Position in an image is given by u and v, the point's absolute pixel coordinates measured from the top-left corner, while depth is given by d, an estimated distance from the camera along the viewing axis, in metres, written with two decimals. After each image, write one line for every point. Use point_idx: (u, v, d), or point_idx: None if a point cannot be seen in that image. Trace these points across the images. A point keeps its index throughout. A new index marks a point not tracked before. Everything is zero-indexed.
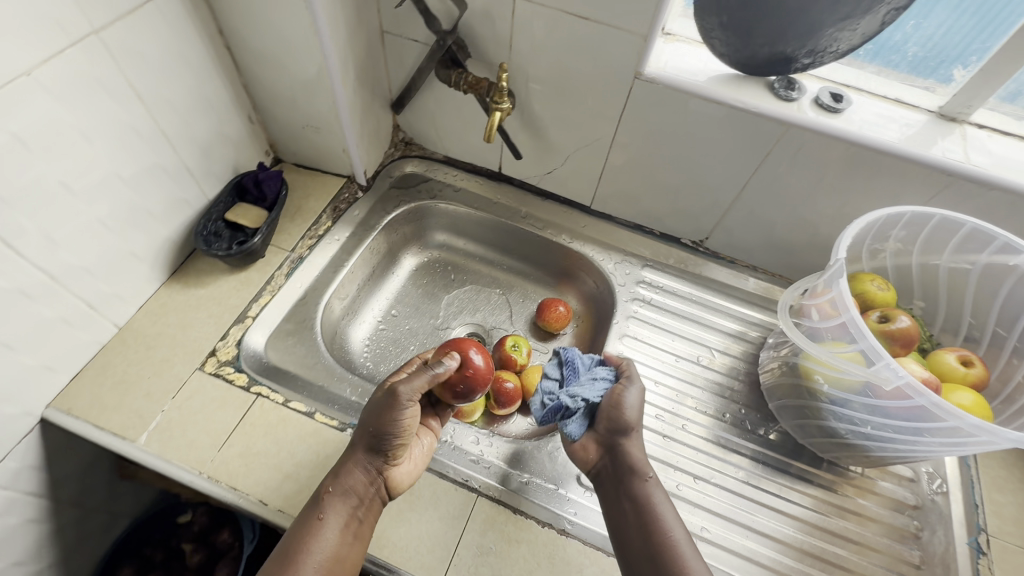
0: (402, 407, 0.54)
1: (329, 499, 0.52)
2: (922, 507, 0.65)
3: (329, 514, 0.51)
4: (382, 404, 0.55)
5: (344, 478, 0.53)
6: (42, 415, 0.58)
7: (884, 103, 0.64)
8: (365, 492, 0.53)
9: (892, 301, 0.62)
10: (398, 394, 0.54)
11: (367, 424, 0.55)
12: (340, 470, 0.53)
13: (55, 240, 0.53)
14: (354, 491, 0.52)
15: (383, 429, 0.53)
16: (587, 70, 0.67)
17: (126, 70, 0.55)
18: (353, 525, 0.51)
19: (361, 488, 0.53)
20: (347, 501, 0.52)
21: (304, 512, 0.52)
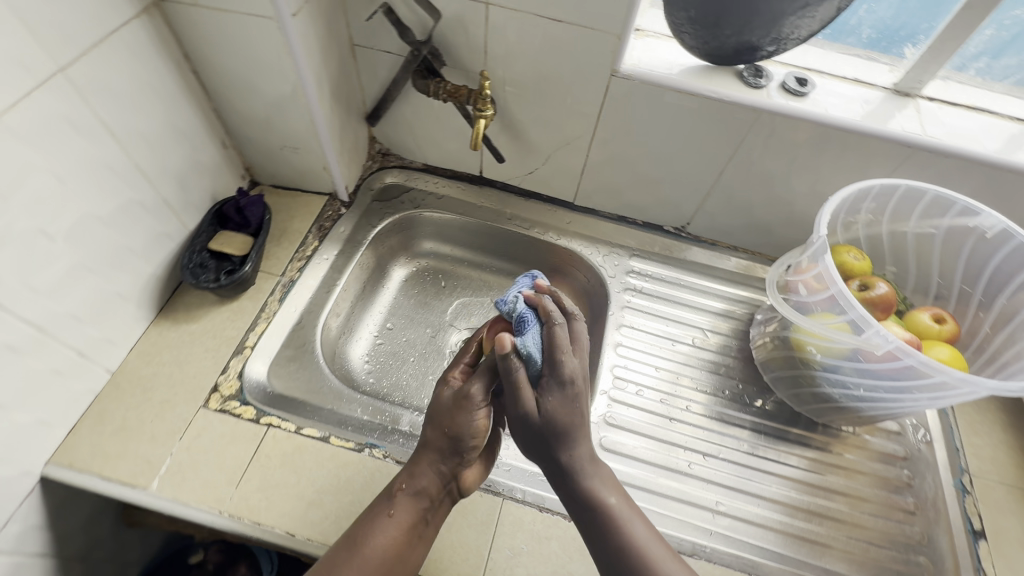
0: (473, 410, 0.53)
1: (400, 497, 0.53)
2: (910, 458, 0.70)
3: (398, 512, 0.52)
4: (451, 405, 0.55)
5: (415, 478, 0.53)
6: (42, 473, 0.55)
7: (844, 83, 0.68)
8: (436, 495, 0.54)
9: (867, 269, 0.66)
10: (471, 396, 0.53)
11: (440, 423, 0.55)
12: (411, 467, 0.54)
13: (39, 290, 0.51)
14: (425, 493, 0.53)
15: (457, 434, 0.53)
16: (564, 71, 0.68)
17: (95, 106, 0.52)
18: (418, 527, 0.52)
19: (433, 489, 0.53)
20: (417, 502, 0.53)
21: (372, 507, 0.53)
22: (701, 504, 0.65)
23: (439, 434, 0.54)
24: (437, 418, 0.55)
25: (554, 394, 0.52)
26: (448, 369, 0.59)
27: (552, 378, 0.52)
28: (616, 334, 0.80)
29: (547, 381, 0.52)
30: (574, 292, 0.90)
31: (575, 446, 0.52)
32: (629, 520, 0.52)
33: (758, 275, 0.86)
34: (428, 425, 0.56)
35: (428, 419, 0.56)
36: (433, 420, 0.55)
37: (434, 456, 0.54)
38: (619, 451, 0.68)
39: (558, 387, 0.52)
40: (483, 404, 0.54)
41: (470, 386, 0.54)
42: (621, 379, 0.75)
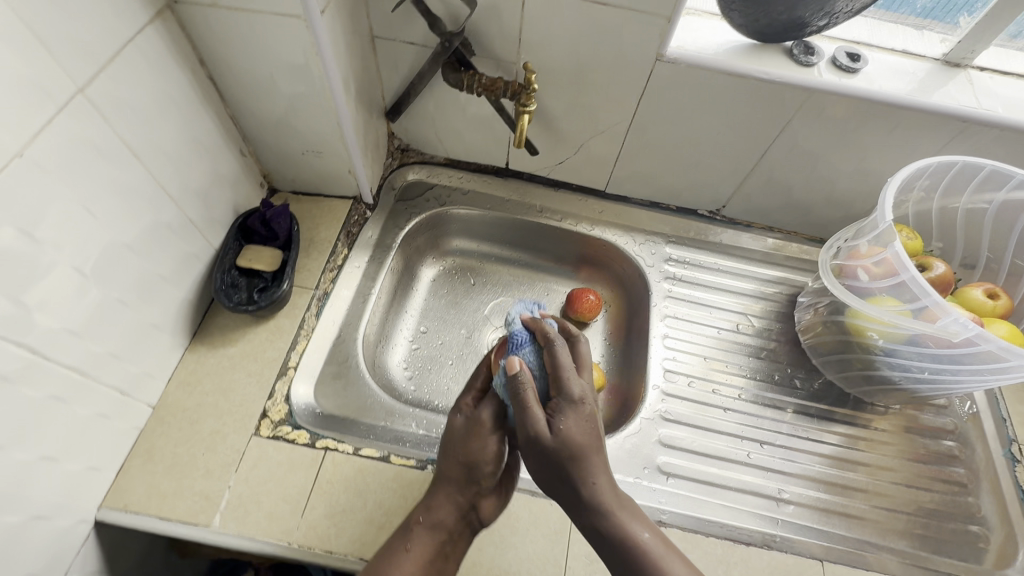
0: (485, 436, 0.55)
1: (418, 530, 0.52)
2: (959, 430, 0.71)
3: (416, 545, 0.51)
4: (465, 432, 0.56)
5: (433, 510, 0.53)
6: (96, 518, 0.53)
7: (894, 56, 0.66)
8: (454, 527, 0.53)
9: (920, 248, 0.65)
10: (483, 422, 0.56)
11: (454, 452, 0.55)
12: (428, 499, 0.54)
13: (78, 332, 0.47)
14: (443, 525, 0.52)
15: (472, 459, 0.54)
16: (604, 56, 0.64)
17: (117, 126, 0.48)
18: (438, 560, 0.51)
19: (450, 521, 0.53)
20: (435, 534, 0.52)
21: (389, 543, 0.52)
22: (763, 492, 0.65)
23: (454, 463, 0.55)
24: (451, 447, 0.56)
25: (569, 413, 0.50)
26: (460, 395, 0.60)
27: (562, 400, 0.51)
28: (660, 326, 0.78)
29: (560, 404, 0.51)
30: (608, 282, 0.88)
31: (594, 472, 0.49)
32: (659, 555, 0.47)
33: (795, 255, 0.84)
34: (443, 454, 0.56)
35: (444, 450, 0.57)
36: (447, 449, 0.56)
37: (449, 486, 0.54)
38: (677, 446, 0.68)
39: (570, 404, 0.51)
40: (495, 429, 0.56)
41: (482, 411, 0.56)
42: (670, 371, 0.74)
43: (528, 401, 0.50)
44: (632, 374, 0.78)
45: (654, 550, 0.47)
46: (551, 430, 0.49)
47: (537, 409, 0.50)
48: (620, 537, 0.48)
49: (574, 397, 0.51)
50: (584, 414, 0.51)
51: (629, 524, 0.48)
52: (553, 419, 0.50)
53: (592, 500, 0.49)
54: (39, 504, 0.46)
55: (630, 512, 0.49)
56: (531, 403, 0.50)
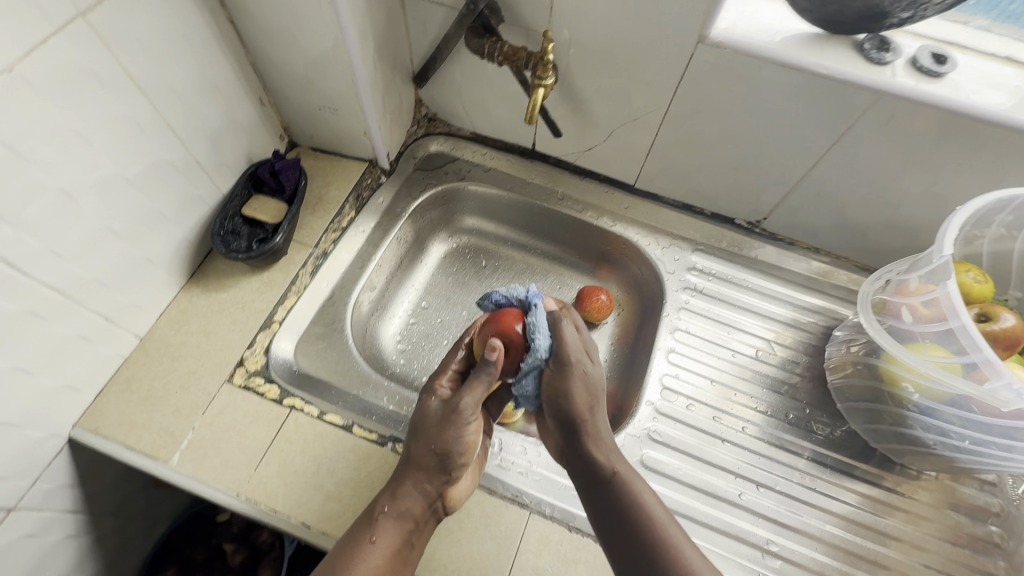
0: (463, 425, 0.50)
1: (382, 521, 0.48)
2: (1005, 514, 0.61)
3: (381, 537, 0.47)
4: (439, 419, 0.51)
5: (402, 500, 0.49)
6: (70, 435, 0.55)
7: (993, 62, 0.55)
8: (422, 516, 0.49)
9: (989, 294, 0.55)
10: (461, 410, 0.50)
11: (425, 440, 0.50)
12: (395, 487, 0.50)
13: (63, 254, 0.48)
14: (411, 514, 0.49)
15: (448, 448, 0.49)
16: (641, 33, 0.58)
17: (121, 56, 0.48)
18: (403, 551, 0.48)
19: (418, 510, 0.49)
20: (402, 525, 0.48)
21: (353, 532, 0.48)
22: (748, 540, 0.59)
23: (428, 451, 0.50)
24: (422, 433, 0.51)
25: (575, 380, 0.53)
26: (433, 377, 0.55)
27: (573, 364, 0.53)
28: (669, 339, 0.72)
29: (577, 364, 0.53)
30: (624, 284, 0.83)
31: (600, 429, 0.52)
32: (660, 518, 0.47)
33: (840, 283, 0.75)
34: (413, 440, 0.51)
35: (412, 435, 0.52)
36: (417, 435, 0.51)
37: (419, 474, 0.50)
38: (660, 471, 0.62)
39: (574, 375, 0.53)
40: (474, 417, 0.51)
41: (460, 398, 0.50)
42: (670, 390, 0.68)
43: (571, 365, 0.53)
44: (631, 385, 0.73)
45: (658, 515, 0.48)
46: (587, 370, 0.54)
47: (575, 361, 0.53)
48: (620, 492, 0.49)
49: (587, 360, 0.55)
50: (594, 376, 0.54)
51: (632, 483, 0.49)
52: (574, 370, 0.53)
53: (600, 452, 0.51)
54: (10, 412, 0.48)
55: (635, 476, 0.51)
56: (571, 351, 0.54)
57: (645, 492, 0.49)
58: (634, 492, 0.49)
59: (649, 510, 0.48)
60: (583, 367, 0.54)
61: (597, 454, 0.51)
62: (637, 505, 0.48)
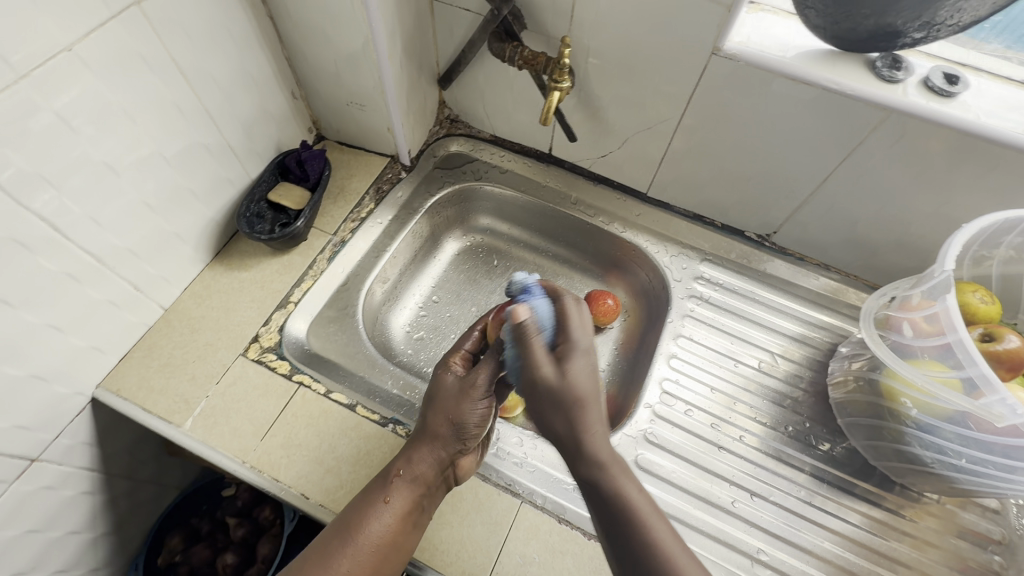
0: (478, 399, 0.51)
1: (397, 483, 0.50)
2: (1008, 543, 0.59)
3: (394, 499, 0.49)
4: (456, 392, 0.51)
5: (417, 465, 0.50)
6: (93, 395, 0.59)
7: (1007, 85, 0.56)
8: (434, 482, 0.51)
9: (997, 316, 0.55)
10: (478, 385, 0.51)
11: (442, 409, 0.51)
12: (410, 453, 0.51)
13: (102, 223, 0.52)
14: (424, 479, 0.50)
15: (460, 421, 0.50)
16: (657, 44, 0.60)
17: (167, 43, 0.52)
18: (414, 514, 0.50)
19: (432, 476, 0.51)
20: (414, 489, 0.50)
21: (367, 492, 0.50)
22: (740, 548, 0.58)
23: (441, 422, 0.51)
24: (439, 404, 0.52)
25: (579, 367, 0.44)
26: (448, 355, 0.56)
27: (571, 347, 0.45)
28: (672, 345, 0.72)
29: (565, 351, 0.45)
30: (631, 290, 0.84)
31: (595, 424, 0.44)
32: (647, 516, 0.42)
33: (849, 301, 0.75)
34: (429, 410, 0.52)
35: (429, 405, 0.53)
36: (433, 405, 0.52)
37: (433, 442, 0.51)
38: (655, 473, 0.63)
39: (578, 352, 0.45)
40: (489, 393, 0.51)
41: (476, 373, 0.51)
42: (670, 395, 0.69)
43: (534, 346, 0.45)
44: (632, 388, 0.73)
45: (646, 516, 0.42)
46: (558, 377, 0.44)
47: (542, 354, 0.45)
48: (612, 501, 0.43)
49: (579, 350, 0.45)
50: (586, 369, 0.45)
51: (620, 480, 0.44)
52: (561, 361, 0.44)
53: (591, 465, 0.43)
54: (41, 366, 0.52)
55: (622, 468, 0.44)
56: (534, 353, 0.45)
57: (637, 491, 0.44)
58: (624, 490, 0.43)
59: (640, 509, 0.43)
60: (550, 384, 0.43)
61: (586, 467, 0.44)
62: (631, 513, 0.42)
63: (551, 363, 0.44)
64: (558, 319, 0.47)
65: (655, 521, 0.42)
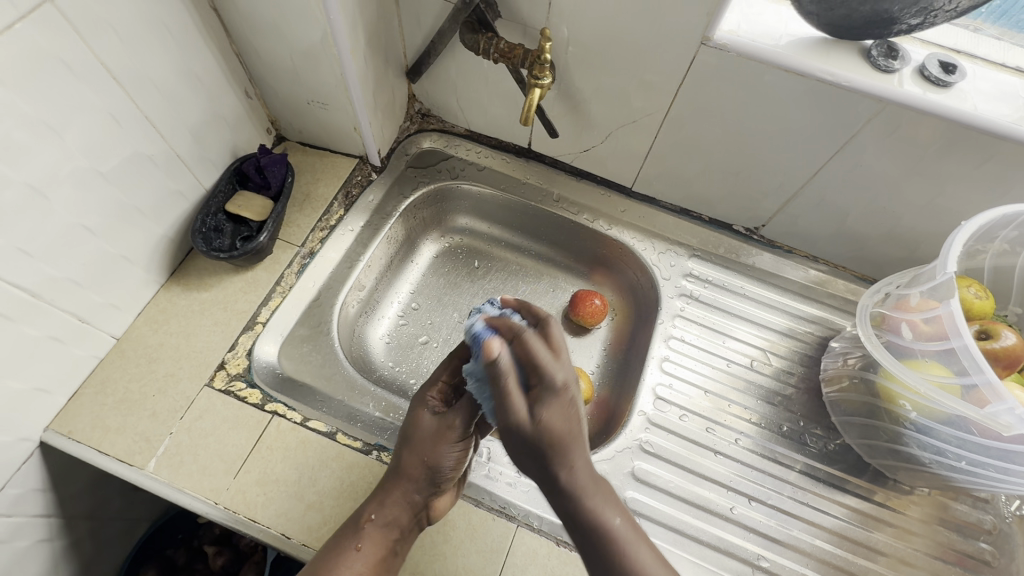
0: (457, 440, 0.49)
1: (369, 529, 0.47)
2: (997, 532, 0.60)
3: (366, 544, 0.46)
4: (435, 431, 0.50)
5: (390, 507, 0.48)
6: (42, 439, 0.53)
7: (1002, 72, 0.54)
8: (407, 526, 0.49)
9: (990, 310, 0.54)
10: (458, 425, 0.49)
11: (418, 451, 0.49)
12: (382, 495, 0.49)
13: (33, 253, 0.46)
14: (397, 523, 0.48)
15: (437, 463, 0.49)
16: (641, 34, 0.56)
17: (93, 45, 0.45)
18: (387, 560, 0.47)
19: (405, 519, 0.48)
20: (388, 533, 0.47)
21: (337, 539, 0.47)
22: (739, 555, 0.57)
23: (418, 462, 0.49)
24: (415, 444, 0.50)
25: (551, 404, 0.40)
26: (425, 388, 0.53)
27: (544, 389, 0.41)
28: (662, 347, 0.70)
29: (541, 392, 0.41)
30: (619, 289, 0.81)
31: (575, 456, 0.41)
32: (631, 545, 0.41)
33: (837, 292, 0.74)
34: (404, 449, 0.50)
35: (404, 444, 0.51)
36: (410, 445, 0.50)
37: (408, 485, 0.48)
38: (651, 483, 0.61)
39: (553, 396, 0.41)
40: (468, 433, 0.50)
41: (457, 413, 0.49)
42: (663, 400, 0.67)
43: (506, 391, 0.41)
44: (623, 393, 0.71)
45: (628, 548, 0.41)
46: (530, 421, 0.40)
47: (518, 396, 0.41)
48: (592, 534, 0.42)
49: (553, 394, 0.41)
50: (564, 414, 0.41)
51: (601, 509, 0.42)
52: (535, 406, 0.41)
53: (573, 494, 0.41)
54: None
55: (602, 493, 0.42)
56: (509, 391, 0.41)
57: (617, 517, 0.42)
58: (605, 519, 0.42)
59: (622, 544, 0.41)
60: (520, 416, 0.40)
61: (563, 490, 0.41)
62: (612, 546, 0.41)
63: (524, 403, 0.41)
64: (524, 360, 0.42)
65: (634, 544, 0.41)
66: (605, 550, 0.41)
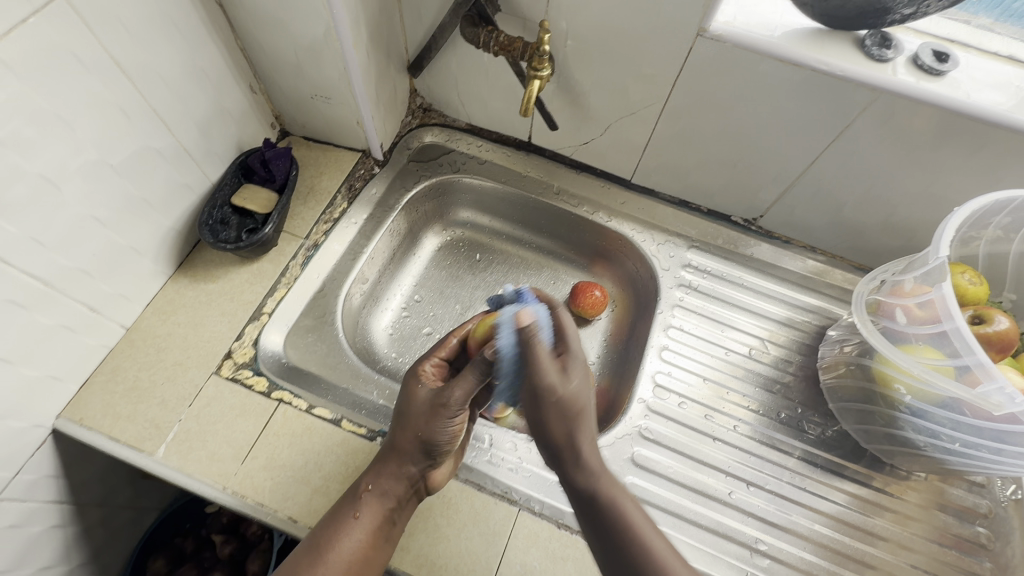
0: (450, 416, 0.50)
1: (366, 497, 0.49)
2: (993, 515, 0.61)
3: (364, 513, 0.48)
4: (427, 408, 0.50)
5: (385, 478, 0.50)
6: (54, 426, 0.54)
7: (995, 61, 0.55)
8: (404, 496, 0.50)
9: (984, 296, 0.55)
10: (449, 403, 0.49)
11: (411, 427, 0.50)
12: (378, 467, 0.50)
13: (47, 243, 0.47)
14: (394, 493, 0.49)
15: (429, 438, 0.49)
16: (639, 26, 0.57)
17: (104, 39, 0.47)
18: (385, 529, 0.49)
19: (400, 490, 0.50)
20: (384, 503, 0.49)
21: (336, 510, 0.49)
22: (739, 539, 0.58)
23: (411, 436, 0.50)
24: (409, 419, 0.51)
25: (575, 373, 0.47)
26: (420, 363, 0.55)
27: (567, 354, 0.48)
28: (662, 336, 0.71)
29: (566, 360, 0.48)
30: (618, 280, 0.82)
31: (586, 437, 0.47)
32: (645, 527, 0.44)
33: (834, 282, 0.74)
34: (399, 424, 0.51)
35: (398, 419, 0.52)
36: (402, 421, 0.51)
37: (401, 458, 0.50)
38: (651, 469, 0.62)
39: (575, 362, 0.48)
40: (461, 410, 0.50)
41: (448, 391, 0.49)
42: (662, 388, 0.68)
43: (539, 351, 0.46)
44: (623, 382, 0.72)
45: (643, 528, 0.44)
46: (560, 383, 0.46)
47: (550, 361, 0.46)
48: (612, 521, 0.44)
49: (577, 361, 0.48)
50: (577, 387, 0.47)
51: (618, 497, 0.45)
52: (564, 372, 0.47)
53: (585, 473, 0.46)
54: None
55: (614, 479, 0.47)
56: (544, 361, 0.46)
57: (630, 503, 0.46)
58: (625, 511, 0.45)
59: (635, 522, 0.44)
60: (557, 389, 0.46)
61: (582, 474, 0.46)
62: (635, 542, 0.43)
63: (557, 370, 0.46)
64: (557, 329, 0.49)
65: (647, 530, 0.44)
66: (628, 544, 0.43)
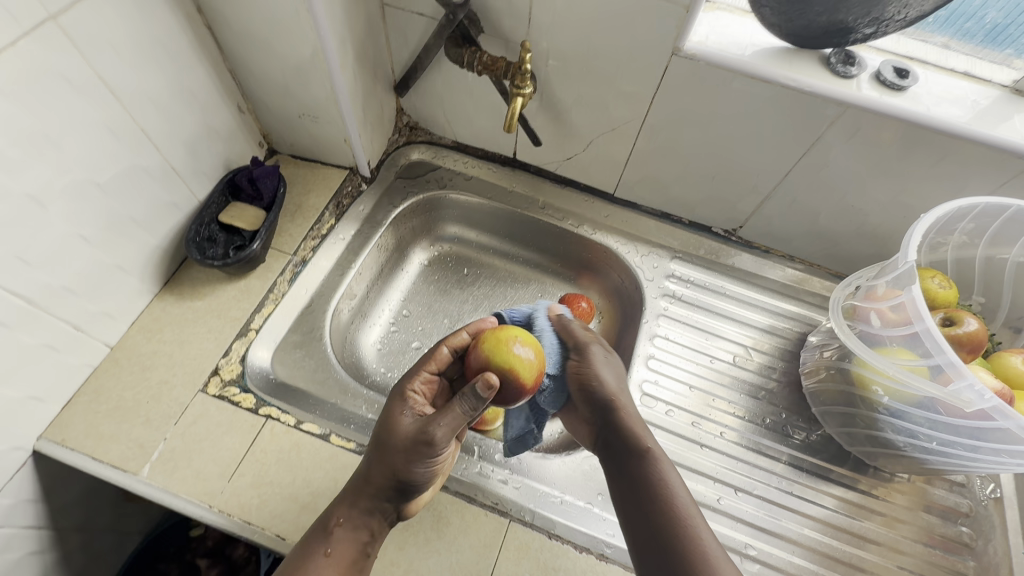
0: (434, 453, 0.49)
1: (339, 534, 0.47)
2: (974, 514, 0.62)
3: (337, 549, 0.47)
4: (410, 442, 0.49)
5: (359, 512, 0.48)
6: (35, 448, 0.53)
7: (952, 76, 0.58)
8: (378, 528, 0.49)
9: (954, 299, 0.57)
10: (434, 440, 0.48)
11: (389, 461, 0.49)
12: (352, 500, 0.49)
13: (31, 262, 0.47)
14: (368, 526, 0.49)
15: (410, 473, 0.48)
16: (616, 45, 0.60)
17: (93, 61, 0.47)
18: (360, 560, 0.47)
19: (375, 524, 0.49)
20: (358, 537, 0.48)
21: (305, 544, 0.47)
22: (728, 545, 0.59)
23: (390, 472, 0.48)
24: (389, 453, 0.49)
25: (602, 365, 0.58)
26: (406, 385, 0.54)
27: (585, 362, 0.58)
28: (648, 346, 0.72)
29: (580, 349, 0.59)
30: (605, 291, 0.83)
31: (628, 406, 0.55)
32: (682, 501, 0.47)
33: (814, 290, 0.76)
34: (377, 457, 0.50)
35: (377, 449, 0.50)
36: (382, 454, 0.49)
37: (377, 492, 0.49)
38: None
39: (580, 356, 0.59)
40: (446, 445, 0.49)
41: (433, 425, 0.48)
42: (650, 397, 0.68)
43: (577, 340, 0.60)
44: None
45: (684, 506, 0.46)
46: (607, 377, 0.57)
47: (596, 359, 0.58)
48: (643, 484, 0.48)
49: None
50: (616, 363, 0.60)
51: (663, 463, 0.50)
52: (590, 355, 0.59)
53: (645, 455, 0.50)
54: None
55: (665, 460, 0.50)
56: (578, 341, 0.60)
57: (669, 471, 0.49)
58: (661, 471, 0.49)
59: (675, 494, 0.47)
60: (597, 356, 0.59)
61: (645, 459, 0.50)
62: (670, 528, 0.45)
63: (606, 368, 0.58)
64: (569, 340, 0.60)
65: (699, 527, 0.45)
66: (653, 497, 0.47)
